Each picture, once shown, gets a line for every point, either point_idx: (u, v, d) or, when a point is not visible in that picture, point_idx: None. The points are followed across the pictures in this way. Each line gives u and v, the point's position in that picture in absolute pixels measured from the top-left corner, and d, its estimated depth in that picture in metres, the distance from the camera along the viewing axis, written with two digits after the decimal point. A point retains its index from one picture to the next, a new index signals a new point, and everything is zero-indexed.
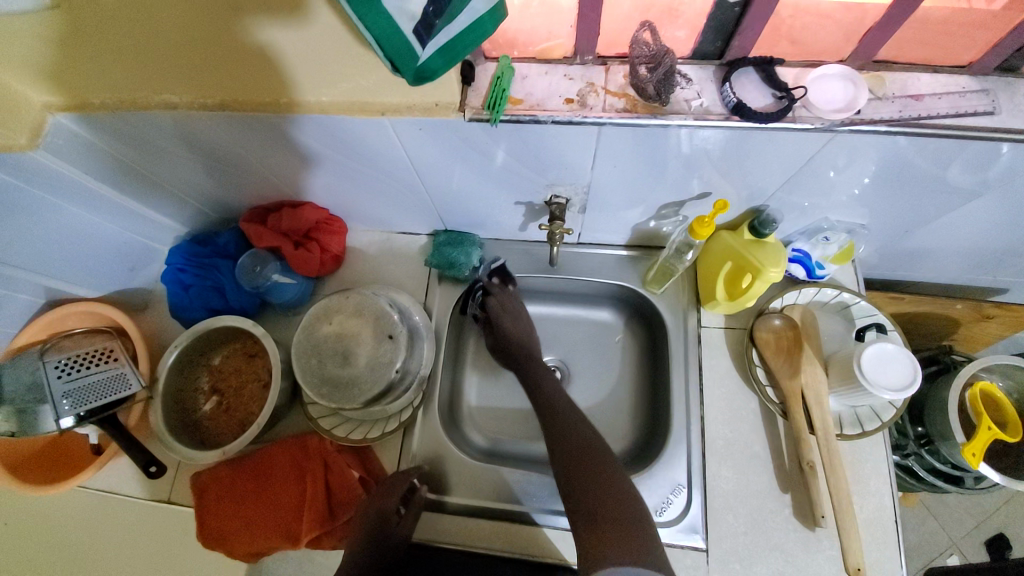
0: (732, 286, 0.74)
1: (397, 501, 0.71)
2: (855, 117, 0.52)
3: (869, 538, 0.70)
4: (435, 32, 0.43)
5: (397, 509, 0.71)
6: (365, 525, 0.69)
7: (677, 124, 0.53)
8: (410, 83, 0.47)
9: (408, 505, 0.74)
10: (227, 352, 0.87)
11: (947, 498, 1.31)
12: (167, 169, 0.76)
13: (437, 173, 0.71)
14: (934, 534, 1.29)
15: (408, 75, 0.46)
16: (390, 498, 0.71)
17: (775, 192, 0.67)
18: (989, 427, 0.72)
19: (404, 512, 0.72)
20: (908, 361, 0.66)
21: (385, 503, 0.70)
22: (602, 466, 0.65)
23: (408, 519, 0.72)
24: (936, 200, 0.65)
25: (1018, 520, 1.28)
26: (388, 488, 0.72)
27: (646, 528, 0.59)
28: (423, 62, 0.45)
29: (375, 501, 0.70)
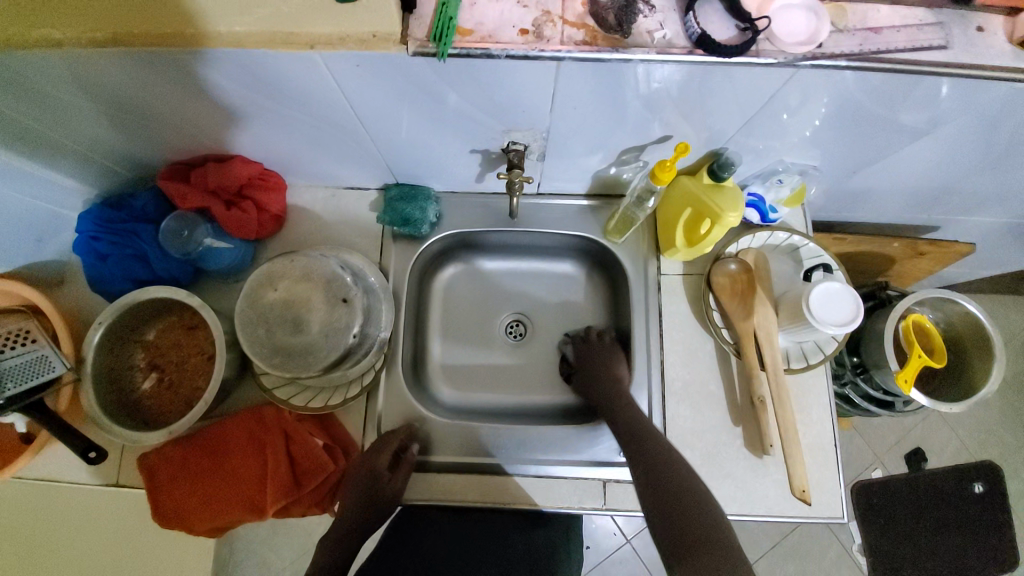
0: (691, 233, 0.74)
1: (387, 461, 0.73)
2: (816, 51, 0.50)
3: (811, 461, 0.77)
4: None
5: (387, 468, 0.73)
6: (358, 481, 0.72)
7: (639, 59, 0.50)
8: None
9: (399, 464, 0.74)
10: (162, 326, 0.80)
11: (875, 421, 1.48)
12: (59, 120, 0.65)
13: (385, 119, 0.65)
14: (862, 450, 1.48)
15: None
16: (380, 456, 0.73)
17: (733, 135, 0.66)
18: (919, 355, 0.79)
19: (396, 470, 0.74)
20: (851, 297, 0.70)
21: (374, 462, 0.72)
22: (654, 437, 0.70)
23: (399, 477, 0.74)
24: (886, 139, 0.67)
25: (930, 435, 1.48)
26: (377, 448, 0.74)
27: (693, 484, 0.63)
28: None
29: (364, 461, 0.73)
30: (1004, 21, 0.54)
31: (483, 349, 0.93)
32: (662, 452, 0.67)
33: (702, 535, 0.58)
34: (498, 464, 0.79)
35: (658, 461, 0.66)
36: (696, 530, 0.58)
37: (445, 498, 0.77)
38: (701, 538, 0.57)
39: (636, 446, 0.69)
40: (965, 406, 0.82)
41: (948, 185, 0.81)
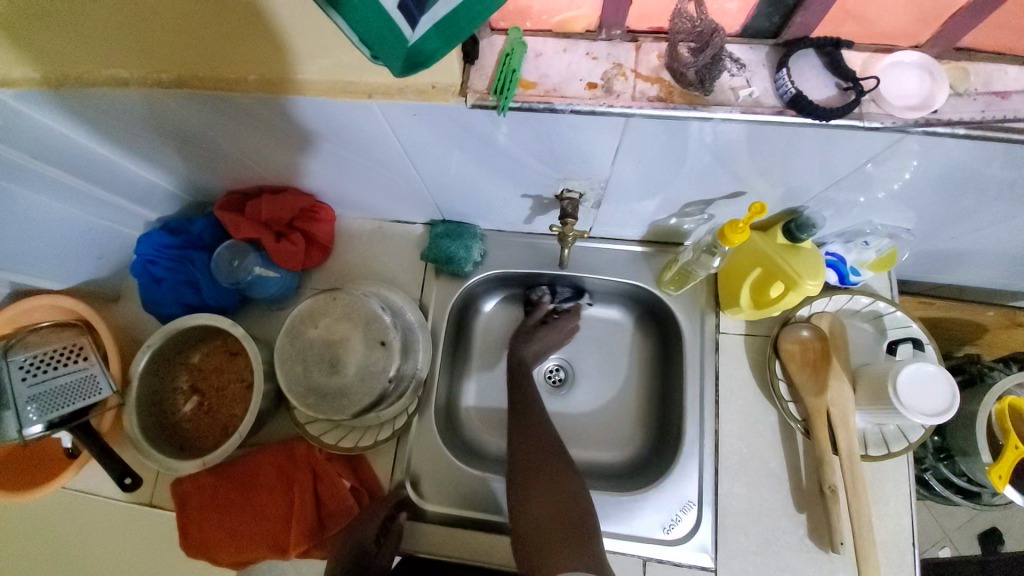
0: (758, 294, 0.68)
1: (375, 531, 0.67)
2: (930, 117, 0.43)
3: (887, 562, 0.67)
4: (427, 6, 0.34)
5: (376, 539, 0.66)
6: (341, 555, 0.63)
7: (720, 119, 0.44)
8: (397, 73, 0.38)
9: (387, 532, 0.69)
10: (206, 350, 0.81)
11: None
12: (129, 149, 0.67)
13: (437, 161, 0.62)
14: (928, 525, 1.31)
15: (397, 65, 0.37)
16: (367, 526, 0.67)
17: (817, 193, 0.59)
18: (1016, 448, 0.69)
19: (383, 542, 0.67)
20: (946, 381, 0.61)
21: (362, 532, 0.66)
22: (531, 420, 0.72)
23: (387, 548, 0.67)
24: (1004, 206, 0.57)
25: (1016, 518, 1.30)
26: (364, 521, 0.68)
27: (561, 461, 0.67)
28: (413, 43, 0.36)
29: (352, 531, 0.66)
30: None
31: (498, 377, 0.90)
32: (536, 434, 0.70)
33: (568, 522, 0.61)
34: None
35: (548, 474, 0.65)
36: (564, 515, 0.62)
37: (466, 556, 0.72)
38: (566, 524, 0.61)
39: (529, 459, 0.68)
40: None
41: None
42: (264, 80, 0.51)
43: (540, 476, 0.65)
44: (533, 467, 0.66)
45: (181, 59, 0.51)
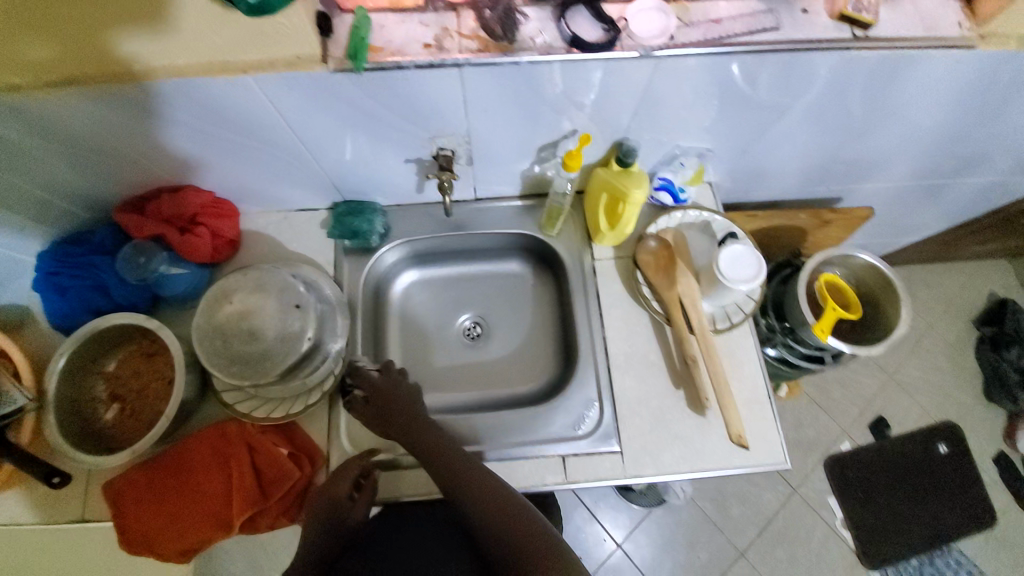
0: (612, 216, 0.84)
1: (348, 488, 0.74)
2: (669, 42, 0.61)
3: (749, 414, 0.82)
4: None
5: (350, 495, 0.73)
6: (319, 511, 0.71)
7: (525, 60, 0.59)
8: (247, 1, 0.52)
9: (360, 489, 0.75)
10: (123, 355, 0.82)
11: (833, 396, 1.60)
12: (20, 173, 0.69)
13: (324, 138, 0.73)
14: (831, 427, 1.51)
15: None
16: (341, 482, 0.73)
17: (629, 125, 0.76)
18: (835, 308, 0.89)
19: (358, 496, 0.74)
20: (755, 258, 0.80)
21: (336, 489, 0.72)
22: (461, 467, 0.72)
23: (362, 502, 0.74)
24: (760, 116, 0.78)
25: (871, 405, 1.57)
26: (338, 476, 0.74)
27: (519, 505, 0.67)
28: None
29: (326, 490, 0.72)
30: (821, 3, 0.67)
31: None
32: (476, 481, 0.70)
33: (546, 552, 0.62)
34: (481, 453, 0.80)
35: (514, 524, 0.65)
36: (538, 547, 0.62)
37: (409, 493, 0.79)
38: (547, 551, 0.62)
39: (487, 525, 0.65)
40: (883, 347, 0.90)
41: (832, 156, 0.93)
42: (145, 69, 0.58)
43: (503, 526, 0.64)
44: (495, 520, 0.65)
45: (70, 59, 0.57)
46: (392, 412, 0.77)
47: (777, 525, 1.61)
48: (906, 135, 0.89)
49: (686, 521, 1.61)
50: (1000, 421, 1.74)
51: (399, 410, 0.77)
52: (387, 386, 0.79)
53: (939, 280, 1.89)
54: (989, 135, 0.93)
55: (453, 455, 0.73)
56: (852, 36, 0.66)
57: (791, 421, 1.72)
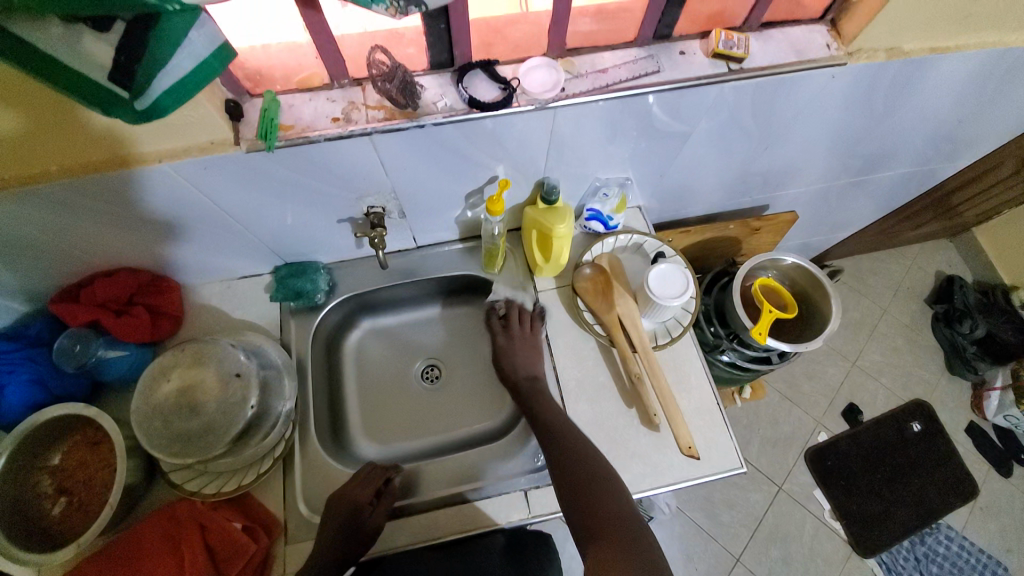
0: (544, 250, 0.88)
1: (370, 493, 0.77)
2: (562, 93, 0.67)
3: (699, 422, 0.85)
4: (139, 78, 0.46)
5: (370, 501, 0.77)
6: (339, 514, 0.74)
7: (430, 124, 0.64)
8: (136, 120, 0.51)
9: (381, 497, 0.78)
10: (67, 448, 0.78)
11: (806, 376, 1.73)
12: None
13: (255, 211, 0.75)
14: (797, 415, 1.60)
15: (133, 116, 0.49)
16: (361, 489, 0.77)
17: (546, 165, 0.80)
18: (769, 310, 0.93)
19: (377, 503, 0.77)
20: (681, 273, 0.84)
21: (358, 493, 0.76)
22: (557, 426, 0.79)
23: (380, 510, 0.77)
24: (667, 144, 0.84)
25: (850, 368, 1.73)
26: (361, 482, 0.78)
27: (603, 482, 0.72)
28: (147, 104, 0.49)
29: (348, 492, 0.76)
30: (699, 42, 0.74)
31: (369, 444, 0.94)
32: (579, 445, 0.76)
33: (618, 523, 0.68)
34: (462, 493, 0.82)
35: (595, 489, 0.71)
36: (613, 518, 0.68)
37: (389, 546, 0.77)
38: (609, 523, 0.68)
39: (597, 526, 0.68)
40: (820, 341, 0.94)
41: (746, 170, 1.00)
42: (77, 166, 0.61)
43: (584, 484, 0.71)
44: (580, 477, 0.72)
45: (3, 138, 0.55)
46: (515, 365, 0.89)
47: (768, 525, 1.62)
48: (808, 144, 0.97)
49: (680, 535, 1.60)
50: (963, 393, 1.81)
51: (532, 360, 0.89)
52: (514, 328, 0.92)
53: (886, 266, 2.00)
54: (885, 136, 1.02)
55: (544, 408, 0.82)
56: (728, 70, 0.72)
57: (767, 419, 1.76)
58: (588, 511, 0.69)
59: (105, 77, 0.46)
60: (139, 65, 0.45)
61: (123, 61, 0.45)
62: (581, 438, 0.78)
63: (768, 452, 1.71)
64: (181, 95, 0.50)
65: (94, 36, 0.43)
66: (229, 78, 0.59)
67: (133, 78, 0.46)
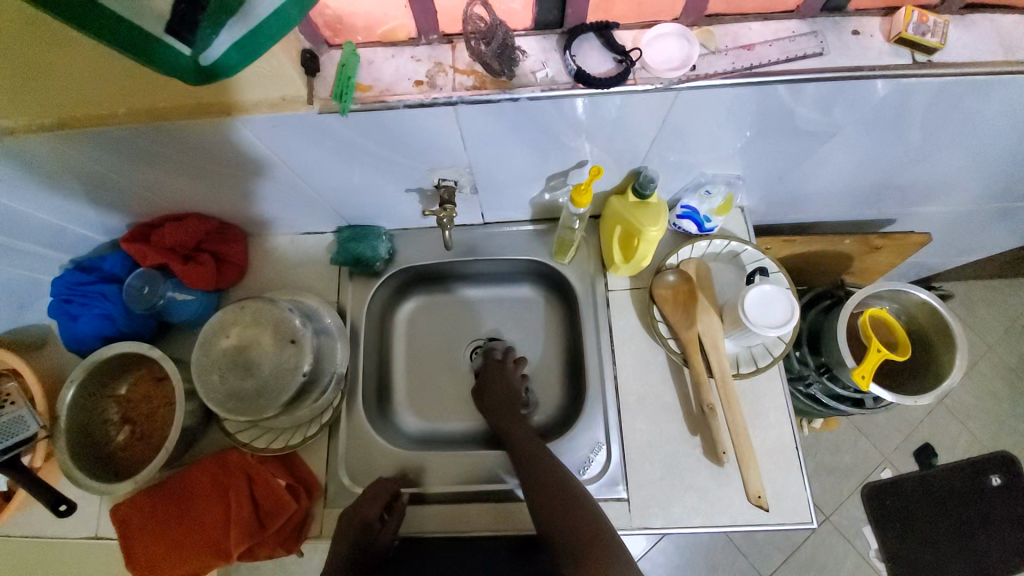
0: (626, 248, 0.78)
1: (378, 510, 0.72)
2: (691, 73, 0.54)
3: (771, 465, 0.76)
4: (202, 31, 0.41)
5: (378, 518, 0.71)
6: (348, 534, 0.69)
7: (526, 98, 0.54)
8: (198, 82, 0.45)
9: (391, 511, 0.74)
10: (133, 379, 0.83)
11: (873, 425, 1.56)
12: (45, 192, 0.69)
13: (323, 171, 0.70)
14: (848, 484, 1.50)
15: (194, 76, 0.44)
16: (370, 507, 0.71)
17: (647, 152, 0.68)
18: (878, 349, 0.79)
19: (387, 518, 0.73)
20: (786, 298, 0.72)
21: (366, 513, 0.71)
22: (530, 447, 0.77)
23: (391, 525, 0.72)
24: (799, 143, 0.69)
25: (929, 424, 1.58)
26: (369, 498, 0.72)
27: (581, 500, 0.69)
28: (211, 61, 0.44)
29: (353, 512, 0.71)
30: (879, 21, 0.58)
31: (410, 419, 0.93)
32: (549, 466, 0.73)
33: (603, 539, 0.66)
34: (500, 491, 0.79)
35: (570, 508, 0.68)
36: (595, 535, 0.66)
37: (420, 529, 0.77)
38: (594, 537, 0.66)
39: (574, 538, 0.66)
40: (933, 396, 0.80)
41: (885, 179, 0.83)
42: (145, 111, 0.57)
43: (560, 500, 0.69)
44: (553, 497, 0.70)
45: None
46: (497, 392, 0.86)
47: (804, 554, 1.52)
48: (976, 159, 0.78)
49: (707, 545, 1.54)
50: None
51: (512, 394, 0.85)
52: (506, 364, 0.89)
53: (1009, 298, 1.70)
54: None
55: (523, 434, 0.80)
56: (913, 62, 0.56)
57: (828, 446, 1.61)
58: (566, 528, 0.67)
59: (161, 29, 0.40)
60: (202, 15, 0.40)
61: (184, 8, 0.39)
62: (548, 454, 0.76)
63: (822, 480, 1.58)
64: (248, 51, 0.45)
65: None
66: (308, 26, 0.52)
67: (196, 28, 0.40)
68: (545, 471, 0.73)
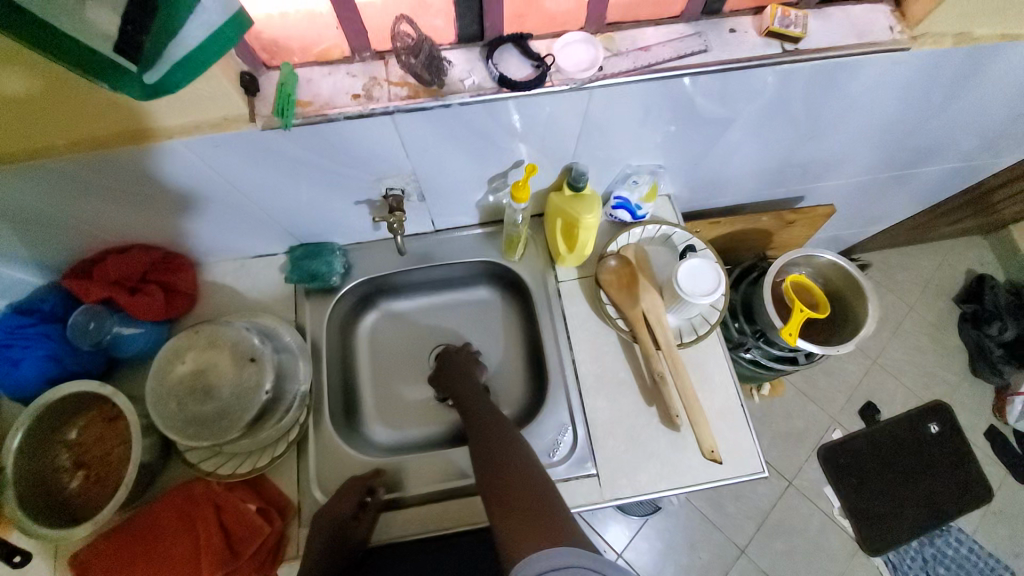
0: (569, 239, 0.84)
1: (352, 507, 0.74)
2: (600, 73, 0.62)
3: (722, 424, 0.82)
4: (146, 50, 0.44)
5: (353, 514, 0.74)
6: (323, 532, 0.71)
7: (457, 103, 0.60)
8: (145, 96, 0.49)
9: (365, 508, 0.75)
10: (84, 422, 0.79)
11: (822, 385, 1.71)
12: None
13: (271, 190, 0.72)
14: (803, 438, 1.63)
15: (139, 90, 0.48)
16: (343, 504, 0.73)
17: (575, 149, 0.75)
18: (801, 310, 0.88)
19: (362, 515, 0.75)
20: (713, 270, 0.80)
21: (340, 509, 0.73)
22: (492, 422, 0.78)
23: (366, 520, 0.74)
24: (704, 131, 0.78)
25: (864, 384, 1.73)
26: (343, 495, 0.74)
27: (530, 466, 0.68)
28: (156, 79, 0.47)
29: (328, 510, 0.72)
30: (751, 19, 0.68)
31: (380, 429, 0.93)
32: (505, 435, 0.74)
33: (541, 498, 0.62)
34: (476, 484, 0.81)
35: (514, 472, 0.67)
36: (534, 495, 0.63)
37: (402, 534, 0.78)
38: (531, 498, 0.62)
39: (510, 499, 0.63)
40: (852, 345, 0.90)
41: (785, 159, 0.94)
42: (87, 139, 0.58)
43: (505, 465, 0.68)
44: (500, 461, 0.69)
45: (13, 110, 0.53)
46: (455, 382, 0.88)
47: (774, 519, 1.61)
48: (854, 134, 0.90)
49: (685, 526, 1.60)
50: (986, 396, 1.75)
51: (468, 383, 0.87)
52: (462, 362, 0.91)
53: (915, 261, 1.91)
54: (938, 127, 0.94)
55: (482, 413, 0.80)
56: (783, 50, 0.66)
57: (781, 414, 1.72)
58: (507, 489, 0.65)
59: (110, 49, 0.43)
60: (146, 37, 0.44)
61: (129, 31, 0.43)
62: (508, 427, 0.76)
63: (780, 447, 1.69)
64: (192, 70, 0.48)
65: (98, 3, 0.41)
66: (245, 50, 0.55)
67: (140, 49, 0.44)
68: (498, 441, 0.73)
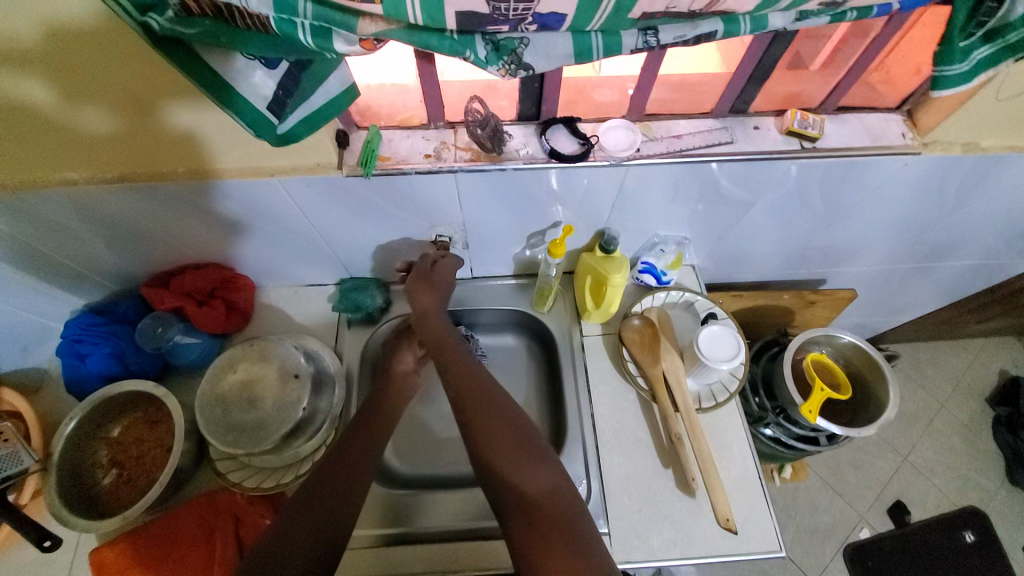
0: (597, 296, 0.91)
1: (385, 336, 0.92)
2: (636, 153, 0.71)
3: (739, 495, 0.82)
4: (287, 108, 0.51)
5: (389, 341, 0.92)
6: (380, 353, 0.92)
7: (512, 168, 0.69)
8: (272, 144, 0.54)
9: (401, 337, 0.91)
10: (126, 422, 0.84)
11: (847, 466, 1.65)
12: (81, 240, 0.78)
13: (338, 228, 0.82)
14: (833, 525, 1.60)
15: (271, 138, 0.53)
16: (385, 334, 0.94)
17: (609, 217, 0.84)
18: (821, 388, 0.89)
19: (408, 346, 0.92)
20: (733, 337, 0.84)
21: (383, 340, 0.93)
22: (477, 382, 0.72)
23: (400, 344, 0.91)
24: (729, 210, 0.86)
25: (906, 489, 1.65)
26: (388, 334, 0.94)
27: (530, 441, 0.67)
28: (285, 131, 0.53)
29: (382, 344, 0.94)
30: (773, 119, 0.77)
31: (398, 463, 0.96)
32: (486, 403, 0.69)
33: (556, 506, 0.60)
34: (487, 529, 0.82)
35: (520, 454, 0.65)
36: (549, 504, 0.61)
37: (408, 571, 0.77)
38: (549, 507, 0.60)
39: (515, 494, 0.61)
40: (875, 430, 0.90)
41: (803, 243, 1.00)
42: (158, 173, 0.70)
43: (496, 444, 0.65)
44: (491, 437, 0.66)
45: (150, 138, 0.65)
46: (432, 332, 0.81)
47: None
48: (872, 224, 0.96)
49: None
50: None
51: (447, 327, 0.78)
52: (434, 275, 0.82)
53: (942, 357, 1.87)
54: (954, 225, 0.99)
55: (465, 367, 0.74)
56: (801, 147, 0.75)
57: (803, 506, 1.64)
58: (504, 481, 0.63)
59: (263, 106, 0.50)
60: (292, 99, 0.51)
61: (280, 94, 0.50)
62: (491, 388, 0.71)
63: (803, 543, 1.58)
64: (313, 124, 0.55)
65: (264, 72, 0.47)
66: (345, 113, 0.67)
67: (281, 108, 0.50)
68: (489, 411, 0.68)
